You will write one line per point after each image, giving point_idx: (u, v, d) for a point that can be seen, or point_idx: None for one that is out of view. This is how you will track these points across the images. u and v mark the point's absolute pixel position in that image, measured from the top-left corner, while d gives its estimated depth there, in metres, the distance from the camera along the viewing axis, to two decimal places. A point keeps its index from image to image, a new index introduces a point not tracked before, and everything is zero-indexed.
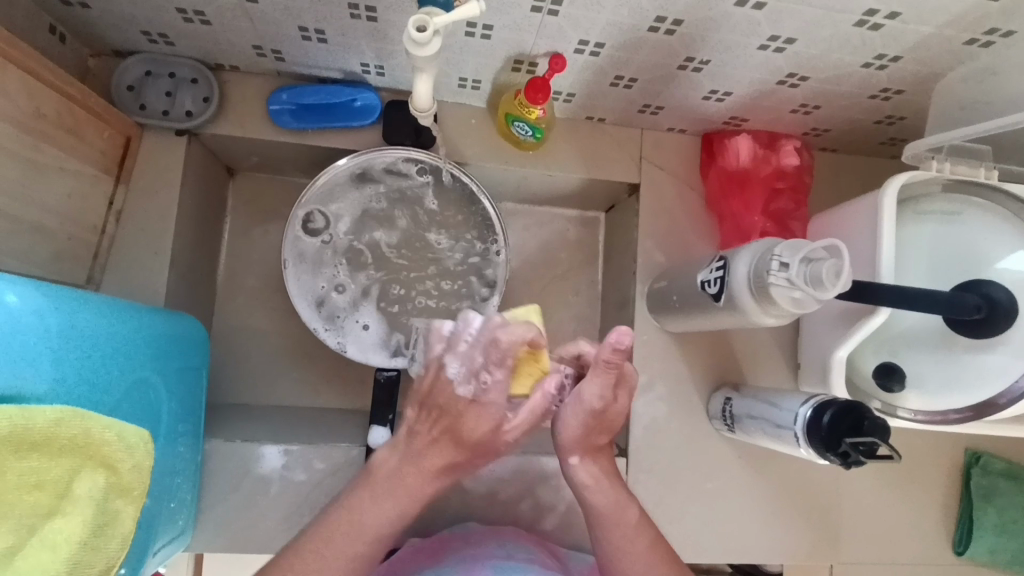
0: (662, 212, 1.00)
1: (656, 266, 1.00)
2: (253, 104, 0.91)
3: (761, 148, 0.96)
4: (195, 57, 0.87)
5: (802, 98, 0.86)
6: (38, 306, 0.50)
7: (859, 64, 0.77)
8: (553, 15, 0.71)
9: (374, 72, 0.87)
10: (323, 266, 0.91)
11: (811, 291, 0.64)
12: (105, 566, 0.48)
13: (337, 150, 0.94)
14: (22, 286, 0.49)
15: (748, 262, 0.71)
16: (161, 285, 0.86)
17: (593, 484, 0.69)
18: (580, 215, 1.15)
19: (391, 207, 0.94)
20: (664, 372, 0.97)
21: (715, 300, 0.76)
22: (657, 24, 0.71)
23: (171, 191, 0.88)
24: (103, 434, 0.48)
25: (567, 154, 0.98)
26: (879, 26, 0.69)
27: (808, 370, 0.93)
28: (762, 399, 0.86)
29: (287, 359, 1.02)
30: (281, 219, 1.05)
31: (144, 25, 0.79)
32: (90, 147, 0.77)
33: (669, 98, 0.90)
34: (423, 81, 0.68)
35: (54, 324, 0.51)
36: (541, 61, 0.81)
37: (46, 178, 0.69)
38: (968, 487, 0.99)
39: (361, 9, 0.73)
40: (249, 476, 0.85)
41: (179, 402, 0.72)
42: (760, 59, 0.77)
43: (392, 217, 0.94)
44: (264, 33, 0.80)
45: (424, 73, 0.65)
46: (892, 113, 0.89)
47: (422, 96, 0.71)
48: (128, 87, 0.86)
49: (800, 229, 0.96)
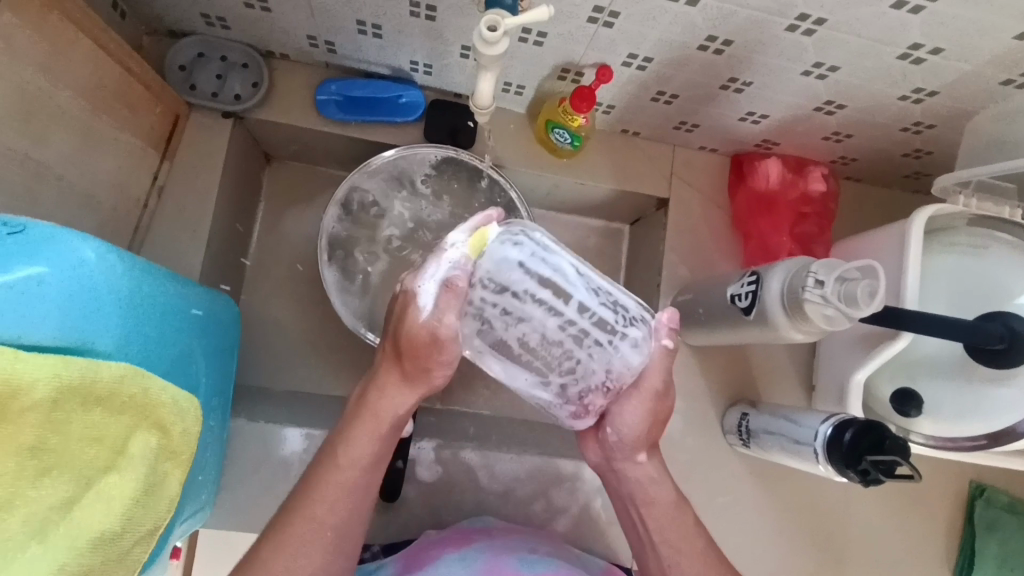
0: (689, 227, 1.03)
1: (680, 280, 1.01)
2: (301, 93, 0.92)
3: (789, 172, 0.99)
4: (248, 43, 0.89)
5: (835, 126, 0.89)
6: (113, 266, 0.51)
7: (896, 96, 0.80)
8: (607, 27, 0.73)
9: (422, 71, 0.89)
10: (354, 275, 0.93)
11: (844, 308, 0.66)
12: (152, 526, 0.50)
13: (377, 144, 0.96)
14: (99, 245, 0.51)
15: (782, 278, 0.72)
16: (196, 262, 0.87)
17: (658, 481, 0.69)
18: (605, 225, 1.17)
19: (417, 223, 0.95)
20: (682, 385, 0.99)
21: (745, 314, 0.78)
22: (707, 43, 0.74)
23: (212, 171, 0.89)
24: (160, 395, 0.49)
25: (600, 164, 1.01)
26: (921, 61, 0.72)
27: (824, 391, 0.95)
28: (780, 416, 0.87)
29: (308, 347, 1.03)
30: (313, 208, 1.06)
31: (205, 7, 0.81)
32: (142, 120, 0.79)
33: (707, 117, 0.92)
34: (486, 80, 0.69)
35: (123, 284, 0.52)
36: (588, 71, 0.83)
37: (100, 146, 0.71)
38: (972, 520, 1.00)
39: (421, 8, 0.75)
40: (269, 457, 0.86)
41: (214, 377, 0.73)
42: (801, 84, 0.80)
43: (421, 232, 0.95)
44: (322, 24, 0.82)
45: (489, 73, 0.66)
46: (920, 146, 0.92)
47: (484, 95, 0.71)
48: (179, 67, 0.88)
49: (822, 254, 0.99)
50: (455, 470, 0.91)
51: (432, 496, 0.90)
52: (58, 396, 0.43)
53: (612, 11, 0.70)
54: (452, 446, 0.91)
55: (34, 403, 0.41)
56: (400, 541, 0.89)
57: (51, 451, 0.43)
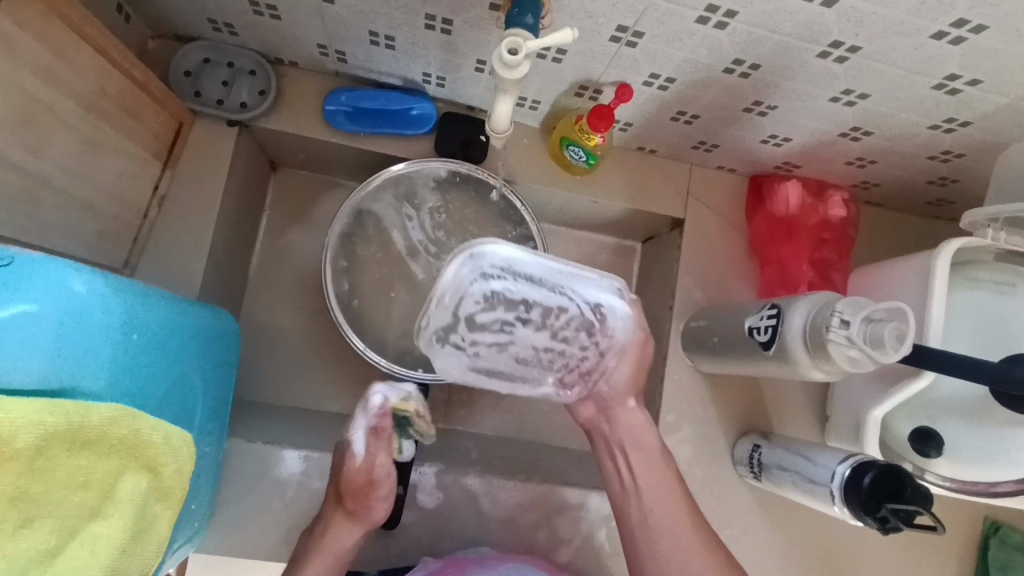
0: (705, 250, 1.00)
1: (693, 304, 0.98)
2: (309, 102, 0.90)
3: (809, 196, 0.97)
4: (257, 49, 0.86)
5: (859, 152, 0.86)
6: (106, 299, 0.49)
7: (926, 126, 0.76)
8: (630, 47, 0.70)
9: (435, 83, 0.86)
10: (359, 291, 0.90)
11: (870, 351, 0.63)
12: (140, 571, 0.48)
13: (385, 156, 0.93)
14: (92, 278, 0.48)
15: (805, 313, 0.70)
16: (197, 276, 0.84)
17: (642, 430, 0.72)
18: (616, 242, 1.14)
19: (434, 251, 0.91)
20: (692, 413, 0.96)
21: (764, 348, 0.75)
22: (733, 67, 0.70)
23: (215, 180, 0.86)
24: (150, 435, 0.47)
25: (614, 182, 0.98)
26: (956, 92, 0.68)
27: (838, 425, 0.92)
28: (794, 451, 0.84)
29: (310, 361, 1.00)
30: (319, 218, 1.03)
31: (212, 13, 0.78)
32: (145, 129, 0.76)
33: (727, 138, 0.89)
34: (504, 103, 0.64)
35: (117, 317, 0.50)
36: (607, 89, 0.80)
37: (100, 157, 0.69)
38: (985, 559, 0.98)
39: (437, 21, 0.71)
40: (268, 479, 0.84)
41: (211, 398, 0.71)
42: (828, 111, 0.76)
43: (429, 230, 0.91)
44: (333, 34, 0.79)
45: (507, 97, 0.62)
46: (946, 175, 0.89)
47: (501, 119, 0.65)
48: (185, 72, 0.85)
49: (841, 282, 0.96)
50: (457, 496, 0.88)
51: (432, 521, 0.88)
52: (43, 444, 0.40)
53: (635, 32, 0.67)
54: (454, 471, 0.88)
55: (17, 452, 0.39)
56: (398, 568, 0.86)
57: (32, 500, 0.41)
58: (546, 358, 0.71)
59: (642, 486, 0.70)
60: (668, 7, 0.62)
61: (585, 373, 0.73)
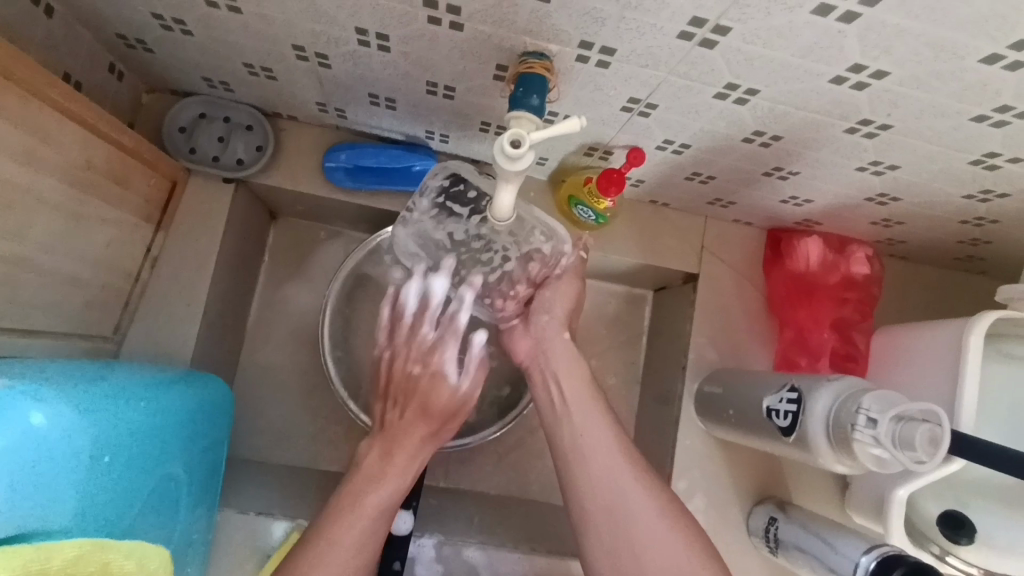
0: (720, 307, 0.95)
1: (707, 364, 0.94)
2: (308, 157, 0.86)
3: (830, 252, 0.92)
4: (254, 103, 0.83)
5: (886, 214, 0.81)
6: (69, 425, 0.47)
7: (961, 195, 0.72)
8: (643, 116, 0.66)
9: (439, 140, 0.82)
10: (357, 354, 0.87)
11: (900, 455, 0.58)
12: None
13: (386, 211, 0.90)
14: (57, 403, 0.46)
15: (829, 402, 0.65)
16: (190, 340, 0.81)
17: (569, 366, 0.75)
18: (627, 291, 1.10)
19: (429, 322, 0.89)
20: (705, 480, 0.92)
21: (783, 433, 0.70)
22: (754, 137, 0.66)
23: (210, 240, 0.83)
24: (120, 566, 0.45)
25: (625, 237, 0.94)
26: (996, 167, 0.64)
27: (857, 498, 0.86)
28: (814, 531, 0.80)
29: (308, 418, 0.97)
30: (318, 269, 1.00)
31: (206, 72, 0.75)
32: (135, 194, 0.73)
33: (744, 197, 0.84)
34: (506, 192, 0.58)
35: (82, 442, 0.47)
36: (618, 152, 0.76)
37: (87, 231, 0.66)
38: None
39: (439, 88, 0.68)
40: (261, 553, 0.80)
41: (201, 481, 0.68)
42: (854, 178, 0.72)
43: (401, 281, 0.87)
44: (331, 95, 0.75)
45: (508, 186, 0.55)
46: (979, 237, 0.84)
47: (502, 206, 0.60)
48: (180, 128, 0.82)
49: (862, 343, 0.90)
50: (458, 568, 0.85)
51: None
52: None
53: (649, 104, 0.63)
54: (455, 543, 0.85)
55: None
56: None
57: None
58: (476, 252, 0.75)
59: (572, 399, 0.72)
60: (684, 84, 0.58)
61: (508, 290, 0.78)
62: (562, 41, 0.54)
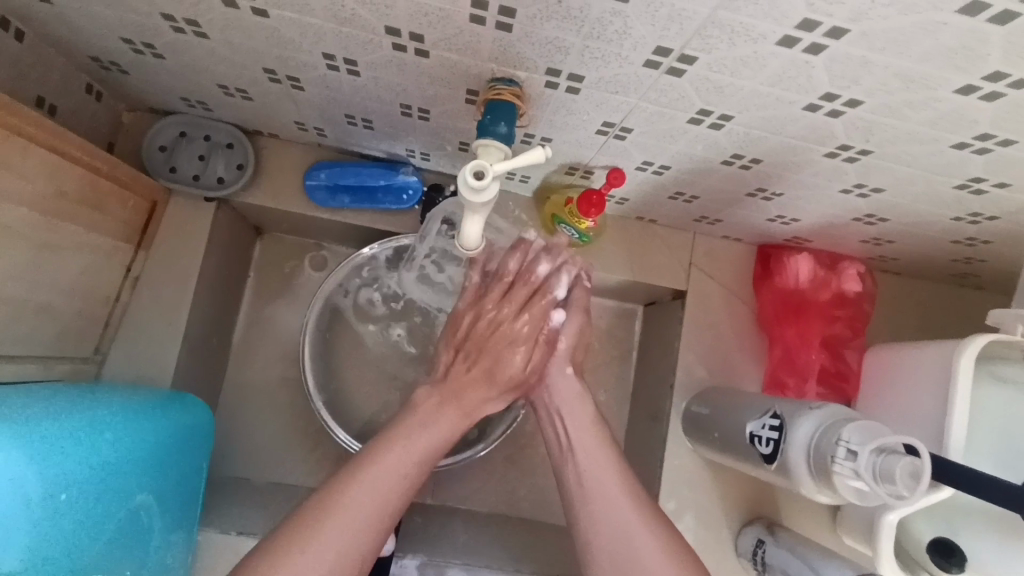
0: (708, 323, 0.94)
1: (696, 383, 0.93)
2: (290, 176, 0.86)
3: (821, 269, 0.90)
4: (234, 122, 0.83)
5: (876, 233, 0.80)
6: (23, 465, 0.48)
7: (949, 217, 0.70)
8: (619, 139, 0.64)
9: (420, 158, 0.82)
10: None
11: (879, 489, 0.57)
12: None
13: (369, 229, 0.89)
14: (11, 444, 0.47)
15: (810, 430, 0.64)
16: (171, 361, 0.81)
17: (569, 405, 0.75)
18: (617, 306, 1.08)
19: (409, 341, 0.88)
20: (693, 500, 0.90)
21: (766, 461, 0.69)
22: (733, 160, 0.65)
23: (192, 259, 0.83)
24: None
25: (612, 254, 0.93)
26: (983, 192, 0.62)
27: (846, 520, 0.85)
28: (801, 556, 0.78)
29: (294, 436, 0.97)
30: (304, 285, 1.00)
31: (183, 93, 0.75)
32: (113, 217, 0.73)
33: (730, 215, 0.83)
34: (473, 219, 0.58)
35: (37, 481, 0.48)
36: (598, 171, 0.75)
37: (60, 258, 0.65)
38: None
39: (413, 110, 0.67)
40: None
41: (179, 505, 0.69)
42: (839, 200, 0.70)
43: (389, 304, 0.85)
44: (309, 115, 0.75)
45: (476, 214, 0.56)
46: (973, 256, 0.82)
47: (472, 233, 0.60)
48: (160, 147, 0.82)
49: (855, 361, 0.89)
50: None
51: None
52: None
53: (624, 127, 0.62)
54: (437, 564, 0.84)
55: None
56: None
57: None
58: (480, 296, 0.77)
59: (578, 442, 0.73)
60: (656, 110, 0.56)
61: None
62: (529, 68, 0.53)
